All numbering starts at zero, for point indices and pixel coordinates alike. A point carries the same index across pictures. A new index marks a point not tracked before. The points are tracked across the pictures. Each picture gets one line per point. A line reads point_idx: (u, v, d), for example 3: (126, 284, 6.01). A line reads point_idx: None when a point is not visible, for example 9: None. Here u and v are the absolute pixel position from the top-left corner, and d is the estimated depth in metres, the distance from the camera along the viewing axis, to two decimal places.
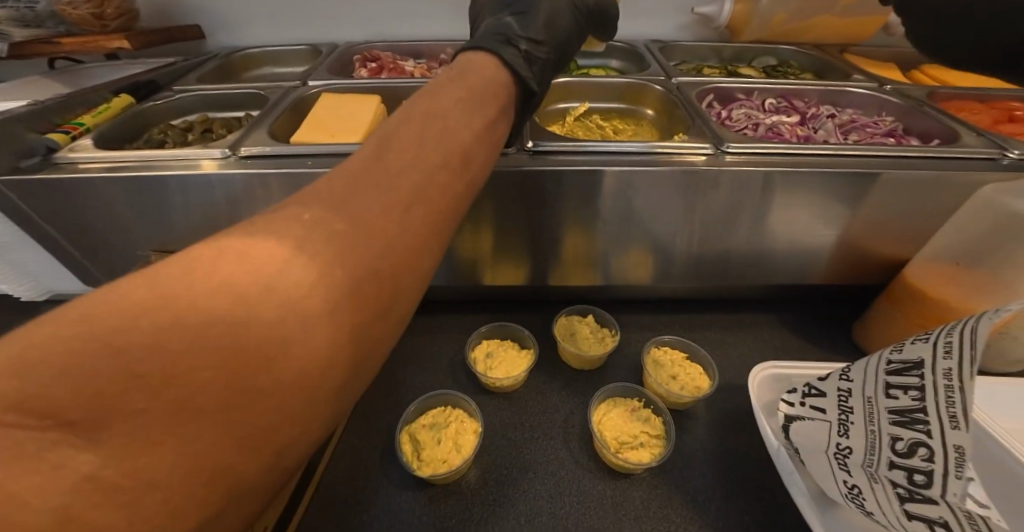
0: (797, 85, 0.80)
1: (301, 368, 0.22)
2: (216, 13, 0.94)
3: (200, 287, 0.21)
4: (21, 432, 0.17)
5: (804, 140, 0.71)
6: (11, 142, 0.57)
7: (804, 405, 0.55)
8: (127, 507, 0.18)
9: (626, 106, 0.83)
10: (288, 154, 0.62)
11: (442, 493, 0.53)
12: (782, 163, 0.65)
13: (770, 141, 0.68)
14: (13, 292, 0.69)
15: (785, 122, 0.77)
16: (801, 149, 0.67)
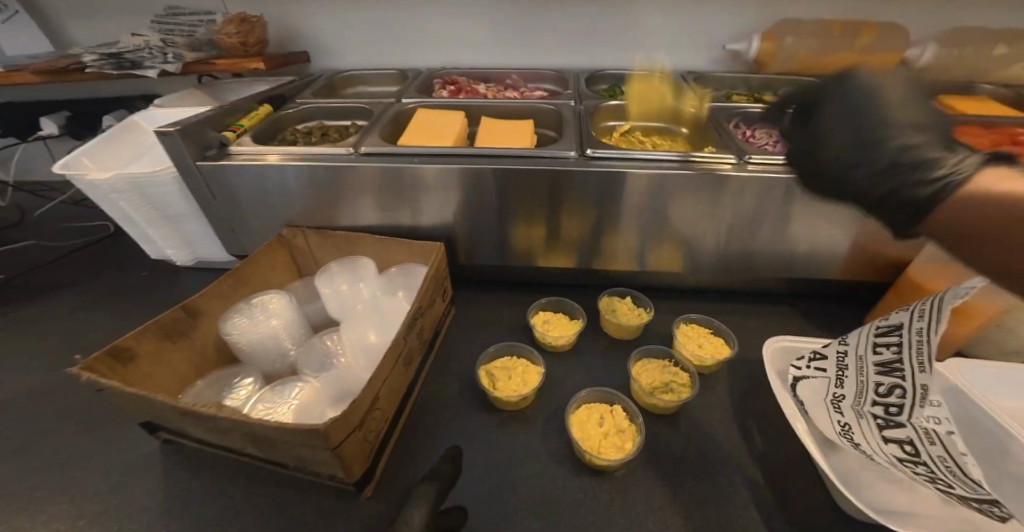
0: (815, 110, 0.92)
1: (365, 437, 0.52)
2: (325, 43, 1.15)
3: (387, 406, 0.57)
4: (391, 398, 0.59)
5: None
6: (200, 138, 0.76)
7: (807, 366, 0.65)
8: (352, 416, 0.48)
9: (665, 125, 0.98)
10: (397, 153, 0.79)
11: (508, 420, 0.67)
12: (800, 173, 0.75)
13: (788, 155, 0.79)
14: (174, 257, 0.90)
15: None
16: None
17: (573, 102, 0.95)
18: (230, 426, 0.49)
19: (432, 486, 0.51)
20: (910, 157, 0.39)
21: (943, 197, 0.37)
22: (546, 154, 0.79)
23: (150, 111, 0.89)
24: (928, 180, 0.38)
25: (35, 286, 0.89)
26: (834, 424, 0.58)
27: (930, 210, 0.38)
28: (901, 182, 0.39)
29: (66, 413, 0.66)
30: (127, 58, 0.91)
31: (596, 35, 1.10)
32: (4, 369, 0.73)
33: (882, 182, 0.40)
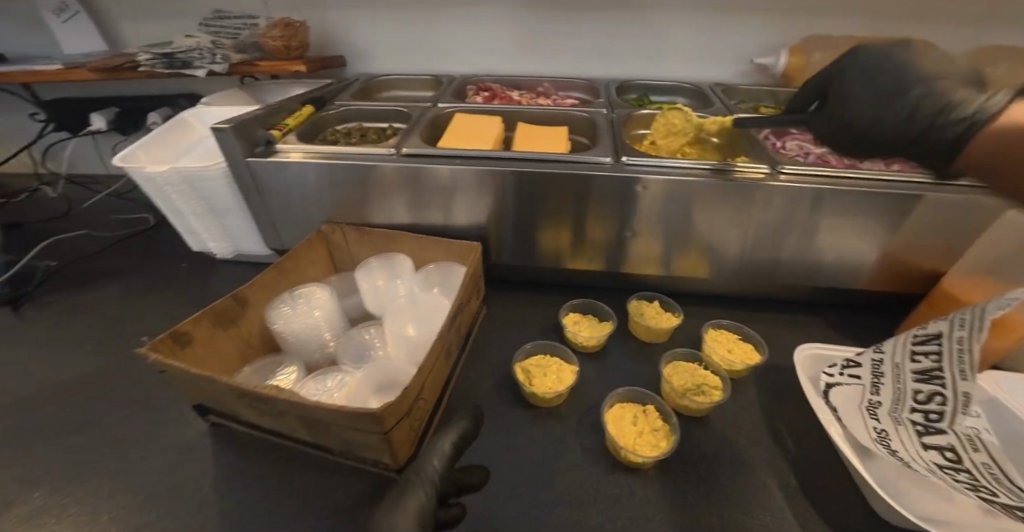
0: None
1: (409, 428, 0.53)
2: (362, 49, 1.19)
3: (429, 399, 0.59)
4: (431, 391, 0.60)
5: (849, 167, 0.84)
6: (250, 136, 0.80)
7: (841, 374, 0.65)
8: (399, 407, 0.49)
9: None
10: (437, 155, 0.82)
11: (540, 418, 0.69)
12: (832, 183, 0.76)
13: (823, 167, 0.79)
14: (215, 249, 0.94)
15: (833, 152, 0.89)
16: (847, 173, 0.77)
17: (605, 110, 0.97)
18: (289, 409, 0.51)
19: (449, 441, 0.54)
20: (936, 102, 0.48)
21: (975, 129, 0.47)
22: (581, 160, 0.81)
23: (199, 108, 0.94)
24: (960, 118, 0.47)
25: (85, 275, 0.93)
26: (870, 431, 0.58)
27: (963, 144, 0.48)
28: (930, 125, 0.49)
29: (118, 394, 0.69)
30: (178, 57, 0.97)
31: (626, 46, 1.13)
32: (58, 351, 0.77)
33: (909, 130, 0.50)
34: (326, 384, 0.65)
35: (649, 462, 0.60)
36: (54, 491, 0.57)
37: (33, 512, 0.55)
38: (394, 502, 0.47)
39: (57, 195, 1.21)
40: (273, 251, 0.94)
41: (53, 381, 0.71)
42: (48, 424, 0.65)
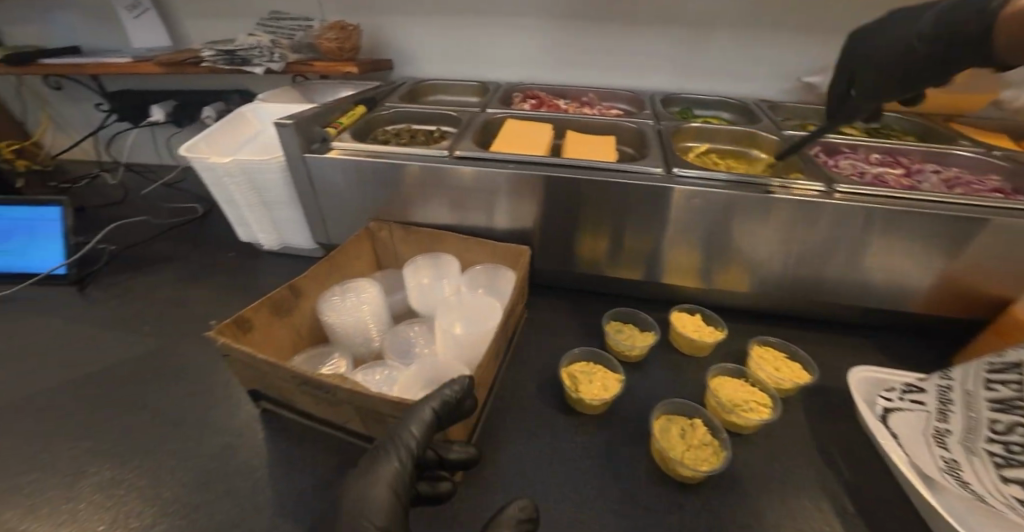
0: (904, 144, 0.91)
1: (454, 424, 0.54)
2: (411, 53, 1.21)
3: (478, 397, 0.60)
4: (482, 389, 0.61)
5: (908, 188, 0.82)
6: (309, 133, 0.84)
7: (903, 399, 0.64)
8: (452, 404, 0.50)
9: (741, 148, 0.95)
10: (488, 159, 0.83)
11: (583, 426, 0.68)
12: (890, 203, 0.74)
13: (880, 187, 0.77)
14: (262, 239, 0.98)
15: (890, 172, 0.88)
16: (907, 194, 0.75)
17: (652, 121, 0.97)
18: (347, 399, 0.53)
19: (429, 407, 0.52)
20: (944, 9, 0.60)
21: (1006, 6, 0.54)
22: (631, 168, 0.81)
23: (256, 104, 1.04)
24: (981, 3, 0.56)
25: (145, 261, 0.99)
26: (938, 460, 0.56)
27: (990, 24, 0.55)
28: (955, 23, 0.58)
29: (181, 376, 0.74)
30: (239, 54, 1.04)
31: (674, 58, 1.12)
32: (120, 334, 0.81)
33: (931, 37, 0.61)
34: (373, 378, 0.66)
35: (698, 477, 0.59)
36: (124, 464, 0.62)
37: (104, 482, 0.60)
38: (370, 462, 0.51)
39: (117, 181, 1.30)
40: (318, 244, 0.98)
41: (120, 361, 0.76)
42: (119, 403, 0.70)
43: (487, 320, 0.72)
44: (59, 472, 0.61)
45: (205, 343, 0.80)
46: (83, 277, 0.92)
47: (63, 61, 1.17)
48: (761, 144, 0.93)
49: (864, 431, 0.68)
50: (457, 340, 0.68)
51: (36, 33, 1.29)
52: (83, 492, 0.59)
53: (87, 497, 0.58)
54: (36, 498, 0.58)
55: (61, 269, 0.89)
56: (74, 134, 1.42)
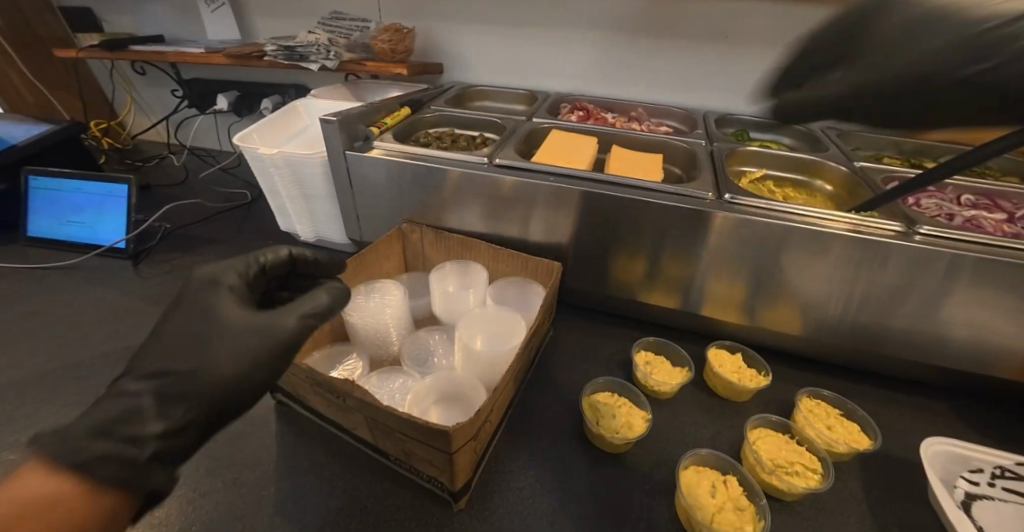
0: (1005, 186, 0.81)
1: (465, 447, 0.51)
2: (461, 59, 1.21)
3: (492, 420, 0.56)
4: (497, 413, 0.57)
5: (1010, 236, 0.72)
6: (352, 131, 0.84)
7: (993, 486, 0.59)
8: (466, 428, 0.47)
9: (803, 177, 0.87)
10: (529, 169, 0.80)
11: (604, 466, 0.63)
12: (986, 253, 0.65)
13: (975, 233, 0.68)
14: (299, 231, 1.00)
15: (987, 216, 0.78)
16: (1008, 243, 0.66)
17: (706, 141, 0.91)
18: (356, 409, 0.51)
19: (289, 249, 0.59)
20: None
21: None
22: (681, 190, 0.76)
23: (308, 99, 1.07)
24: None
25: (190, 242, 1.02)
26: None
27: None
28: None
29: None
30: (299, 50, 1.09)
31: (735, 78, 1.06)
32: (155, 312, 0.83)
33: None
34: (388, 385, 0.66)
35: None
36: None
37: None
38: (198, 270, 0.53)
39: (180, 163, 1.37)
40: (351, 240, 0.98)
41: None
42: None
43: (511, 336, 0.69)
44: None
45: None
46: (137, 254, 0.95)
47: (149, 48, 1.24)
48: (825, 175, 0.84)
49: (933, 512, 0.60)
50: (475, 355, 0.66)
51: (126, 21, 1.39)
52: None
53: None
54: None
55: (120, 246, 0.92)
56: (150, 116, 1.52)
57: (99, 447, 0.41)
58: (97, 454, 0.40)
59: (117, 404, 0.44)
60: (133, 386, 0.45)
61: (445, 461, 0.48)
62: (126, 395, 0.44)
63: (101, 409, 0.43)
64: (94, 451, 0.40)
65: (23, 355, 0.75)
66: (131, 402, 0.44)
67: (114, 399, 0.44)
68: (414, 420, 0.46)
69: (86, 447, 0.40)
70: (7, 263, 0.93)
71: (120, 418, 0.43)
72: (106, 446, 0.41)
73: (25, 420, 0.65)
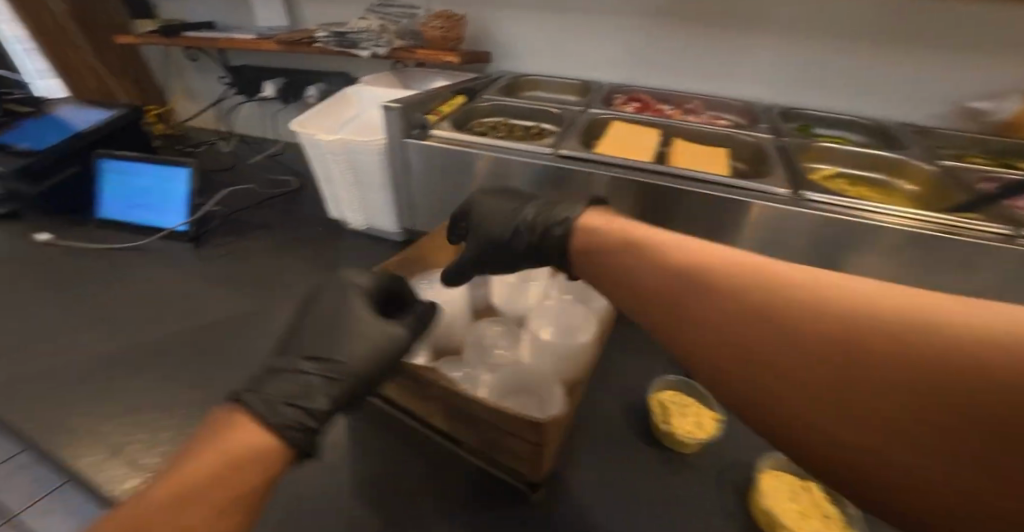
0: None
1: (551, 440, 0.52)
2: (513, 48, 1.20)
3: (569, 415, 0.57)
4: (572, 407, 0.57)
5: None
6: (412, 119, 0.84)
7: None
8: (556, 422, 0.47)
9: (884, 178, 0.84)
10: (593, 161, 0.79)
11: (672, 464, 0.63)
12: None
13: None
14: (350, 219, 1.00)
15: None
16: None
17: (773, 136, 0.88)
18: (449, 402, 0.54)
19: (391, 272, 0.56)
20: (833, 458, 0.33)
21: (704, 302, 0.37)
22: (756, 186, 0.73)
23: (360, 86, 1.06)
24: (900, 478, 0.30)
25: (245, 226, 1.04)
26: None
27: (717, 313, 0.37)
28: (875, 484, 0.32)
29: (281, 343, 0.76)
30: (350, 37, 1.09)
31: (799, 71, 1.02)
32: (217, 295, 0.85)
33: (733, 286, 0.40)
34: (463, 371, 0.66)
35: None
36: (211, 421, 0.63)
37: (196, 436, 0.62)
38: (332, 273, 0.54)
39: (229, 149, 1.39)
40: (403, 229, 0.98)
41: (216, 319, 0.80)
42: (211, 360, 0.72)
43: (577, 332, 0.68)
44: (176, 417, 0.64)
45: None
46: (199, 236, 0.97)
47: (202, 34, 1.25)
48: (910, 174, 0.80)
49: None
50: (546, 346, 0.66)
51: (178, 7, 1.41)
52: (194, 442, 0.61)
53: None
54: (155, 439, 0.61)
55: (183, 228, 0.95)
56: (198, 103, 1.54)
57: (286, 414, 0.41)
58: (284, 421, 0.41)
59: (293, 381, 0.45)
60: (305, 367, 0.46)
61: (534, 453, 0.50)
62: (300, 374, 0.45)
63: (278, 380, 0.44)
64: (282, 416, 0.41)
65: (96, 333, 0.77)
66: (306, 381, 0.45)
67: (289, 375, 0.45)
68: (510, 414, 0.47)
69: (275, 412, 0.41)
70: (77, 242, 0.96)
71: (300, 392, 0.44)
72: (291, 414, 0.42)
73: (115, 397, 0.67)
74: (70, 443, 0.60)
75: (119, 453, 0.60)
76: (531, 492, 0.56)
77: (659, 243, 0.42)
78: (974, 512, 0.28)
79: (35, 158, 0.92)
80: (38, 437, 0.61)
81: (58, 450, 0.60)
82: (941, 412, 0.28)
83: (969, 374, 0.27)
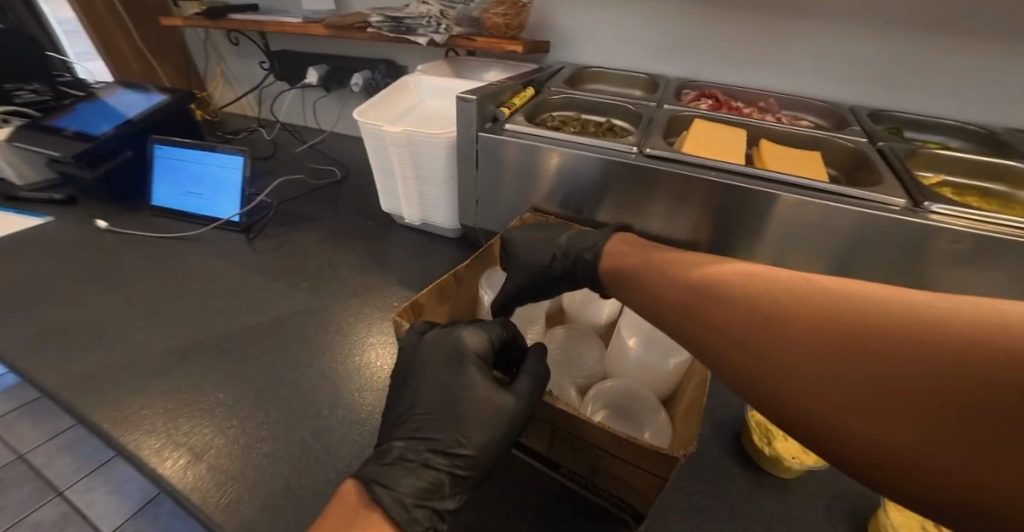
0: None
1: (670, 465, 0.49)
2: (574, 37, 1.14)
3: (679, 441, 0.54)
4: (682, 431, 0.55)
5: None
6: (485, 112, 0.80)
7: None
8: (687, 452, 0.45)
9: (1004, 189, 0.81)
10: (684, 161, 0.74)
11: (769, 492, 0.60)
12: None
13: None
14: (406, 215, 0.95)
15: None
16: None
17: (866, 140, 0.83)
18: (565, 422, 0.51)
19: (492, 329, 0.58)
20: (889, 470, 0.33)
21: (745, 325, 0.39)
22: (869, 196, 0.67)
23: (418, 75, 1.01)
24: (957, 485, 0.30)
25: (297, 218, 1.00)
26: None
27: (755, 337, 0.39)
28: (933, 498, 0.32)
29: (349, 342, 0.72)
30: (406, 22, 1.04)
31: (886, 71, 0.96)
32: (276, 291, 0.82)
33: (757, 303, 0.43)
34: (557, 385, 0.64)
35: None
36: (283, 427, 0.60)
37: (270, 443, 0.59)
38: (446, 329, 0.57)
39: (271, 137, 1.35)
40: (460, 226, 0.93)
41: (277, 317, 0.77)
42: (277, 360, 0.69)
43: (669, 350, 0.65)
44: (247, 420, 0.61)
45: (369, 311, 0.78)
46: (250, 226, 0.96)
47: (246, 16, 1.21)
48: None
49: None
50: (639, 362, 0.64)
51: None
52: (275, 448, 0.58)
53: (278, 452, 0.57)
54: (233, 442, 0.58)
55: (235, 218, 0.92)
56: (237, 88, 1.50)
57: (419, 518, 0.46)
58: (418, 525, 0.46)
59: (420, 476, 0.49)
60: (431, 462, 0.50)
61: (658, 485, 0.48)
62: (427, 469, 0.50)
63: (407, 475, 0.49)
64: (417, 521, 0.46)
65: (156, 327, 0.74)
66: (432, 476, 0.50)
67: (416, 469, 0.50)
68: (638, 444, 0.46)
69: (410, 517, 0.46)
70: (135, 230, 0.95)
71: (425, 491, 0.49)
72: (422, 516, 0.47)
73: (186, 395, 0.64)
74: (140, 444, 0.58)
75: (199, 456, 0.56)
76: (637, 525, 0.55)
77: (708, 274, 0.44)
78: (973, 506, 0.29)
79: (100, 141, 0.92)
80: (113, 436, 0.59)
81: (137, 450, 0.57)
82: (960, 418, 0.30)
83: (1002, 390, 0.29)
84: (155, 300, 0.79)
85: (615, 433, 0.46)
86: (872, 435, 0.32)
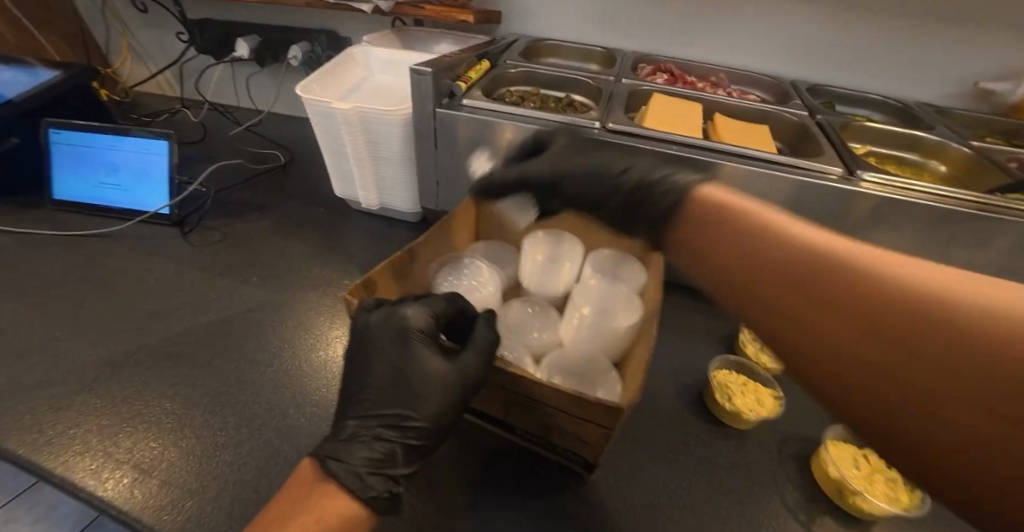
0: None
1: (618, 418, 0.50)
2: (528, 11, 1.10)
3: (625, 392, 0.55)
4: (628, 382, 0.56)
5: None
6: (440, 87, 0.75)
7: None
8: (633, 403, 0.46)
9: (916, 158, 0.88)
10: (644, 136, 0.73)
11: (729, 445, 0.63)
12: None
13: None
14: (362, 200, 0.90)
15: None
16: None
17: (808, 113, 0.87)
18: (526, 391, 0.51)
19: (436, 302, 0.55)
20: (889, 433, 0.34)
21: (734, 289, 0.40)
22: (812, 166, 0.70)
23: (366, 46, 0.94)
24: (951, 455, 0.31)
25: (237, 206, 0.92)
26: None
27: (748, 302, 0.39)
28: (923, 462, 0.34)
29: (313, 337, 0.68)
30: None
31: (823, 47, 1.00)
32: (219, 285, 0.75)
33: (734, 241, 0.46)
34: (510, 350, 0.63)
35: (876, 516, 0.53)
36: (241, 432, 0.56)
37: (227, 449, 0.54)
38: (392, 309, 0.53)
39: (197, 118, 1.22)
40: (419, 209, 0.89)
41: (222, 315, 0.70)
42: (228, 362, 0.64)
43: (620, 311, 0.66)
44: (197, 428, 0.56)
45: (329, 303, 0.74)
46: (184, 219, 0.87)
47: None
48: (943, 155, 0.84)
49: None
50: (593, 327, 0.64)
51: None
52: (238, 455, 0.54)
53: (243, 458, 0.53)
54: (188, 454, 0.53)
55: (165, 210, 0.83)
56: (152, 64, 1.35)
57: (374, 485, 0.46)
58: (373, 492, 0.45)
59: (373, 448, 0.48)
60: (384, 434, 0.49)
61: (606, 436, 0.49)
62: (380, 441, 0.48)
63: (360, 447, 0.47)
64: (372, 488, 0.45)
65: (81, 334, 0.66)
66: (385, 447, 0.48)
67: (370, 442, 0.48)
68: (582, 398, 0.45)
69: (364, 485, 0.45)
70: (41, 229, 0.83)
71: (380, 460, 0.47)
72: (377, 485, 0.46)
73: (126, 407, 0.58)
74: (73, 465, 0.52)
75: (148, 472, 0.51)
76: (588, 473, 0.56)
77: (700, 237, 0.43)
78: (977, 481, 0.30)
79: None
80: (36, 461, 0.52)
81: (70, 475, 0.51)
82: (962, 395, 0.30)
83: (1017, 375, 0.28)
84: (74, 305, 0.70)
85: (560, 388, 0.46)
86: (876, 405, 0.33)
